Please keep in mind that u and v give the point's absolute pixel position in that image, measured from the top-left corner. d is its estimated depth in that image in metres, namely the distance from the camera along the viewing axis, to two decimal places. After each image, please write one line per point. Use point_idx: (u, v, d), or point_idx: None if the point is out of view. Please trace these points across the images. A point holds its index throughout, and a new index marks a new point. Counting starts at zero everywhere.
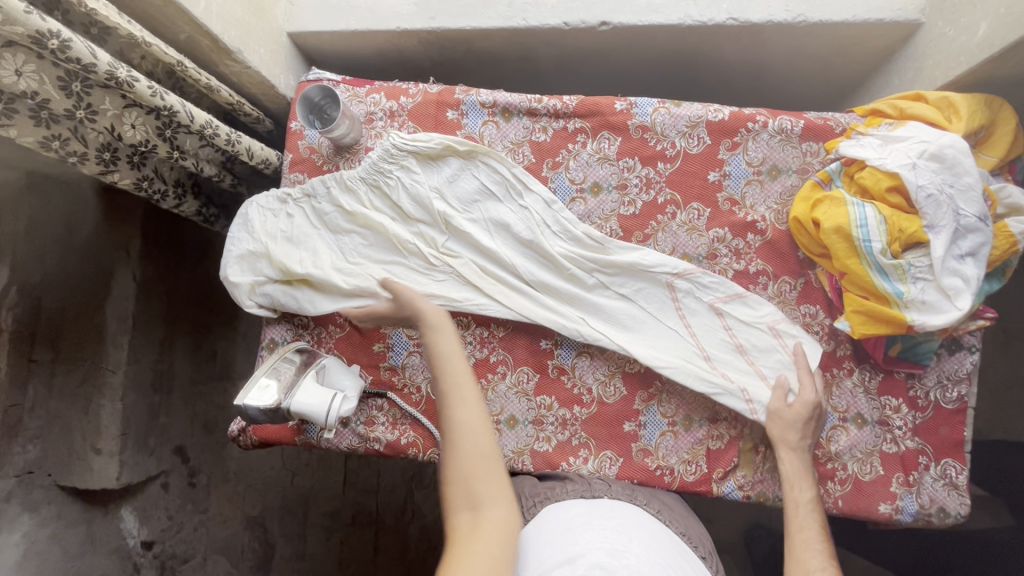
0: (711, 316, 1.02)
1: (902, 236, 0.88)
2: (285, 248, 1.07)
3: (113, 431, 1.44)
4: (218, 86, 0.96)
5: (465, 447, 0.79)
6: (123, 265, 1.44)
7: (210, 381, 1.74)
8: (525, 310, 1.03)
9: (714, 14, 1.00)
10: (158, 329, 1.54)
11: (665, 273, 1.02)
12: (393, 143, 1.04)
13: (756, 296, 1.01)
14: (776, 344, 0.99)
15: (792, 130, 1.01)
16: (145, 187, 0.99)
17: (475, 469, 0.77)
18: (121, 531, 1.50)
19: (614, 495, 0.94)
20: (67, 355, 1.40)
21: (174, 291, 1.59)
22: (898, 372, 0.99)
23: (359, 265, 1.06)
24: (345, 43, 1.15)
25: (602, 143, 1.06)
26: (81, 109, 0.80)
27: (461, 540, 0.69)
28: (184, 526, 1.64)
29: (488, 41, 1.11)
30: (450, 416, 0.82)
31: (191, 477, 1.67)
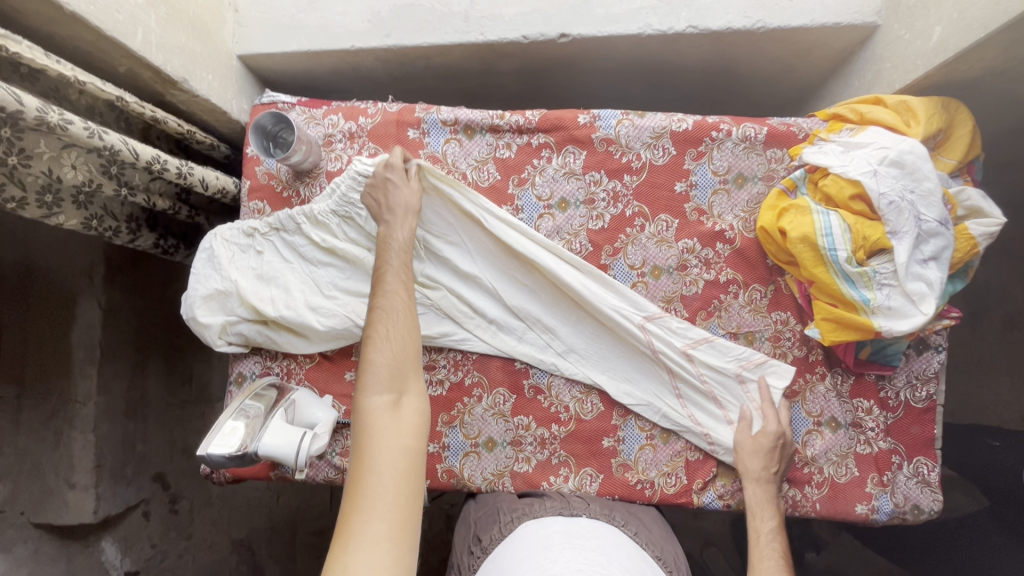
0: (681, 363, 1.01)
1: (866, 243, 0.88)
2: (255, 287, 1.03)
3: (87, 464, 1.40)
4: (165, 117, 0.92)
5: (397, 337, 0.83)
6: (87, 288, 1.38)
7: (186, 405, 1.70)
8: (502, 342, 1.04)
9: (674, 23, 0.99)
10: (128, 356, 1.49)
11: (636, 316, 1.01)
12: (357, 170, 0.98)
13: (724, 340, 1.01)
14: (741, 392, 1.01)
15: (756, 137, 1.01)
16: (93, 226, 0.94)
17: (402, 361, 0.82)
18: (103, 564, 1.46)
19: (592, 514, 0.93)
20: (32, 390, 1.38)
21: (145, 314, 1.54)
22: (870, 374, 1.00)
23: (334, 299, 1.03)
24: (299, 63, 1.11)
25: (567, 157, 1.05)
26: (14, 155, 0.75)
27: (380, 421, 0.77)
28: (168, 554, 1.60)
29: (447, 57, 1.08)
30: (386, 306, 0.86)
31: (172, 504, 1.63)
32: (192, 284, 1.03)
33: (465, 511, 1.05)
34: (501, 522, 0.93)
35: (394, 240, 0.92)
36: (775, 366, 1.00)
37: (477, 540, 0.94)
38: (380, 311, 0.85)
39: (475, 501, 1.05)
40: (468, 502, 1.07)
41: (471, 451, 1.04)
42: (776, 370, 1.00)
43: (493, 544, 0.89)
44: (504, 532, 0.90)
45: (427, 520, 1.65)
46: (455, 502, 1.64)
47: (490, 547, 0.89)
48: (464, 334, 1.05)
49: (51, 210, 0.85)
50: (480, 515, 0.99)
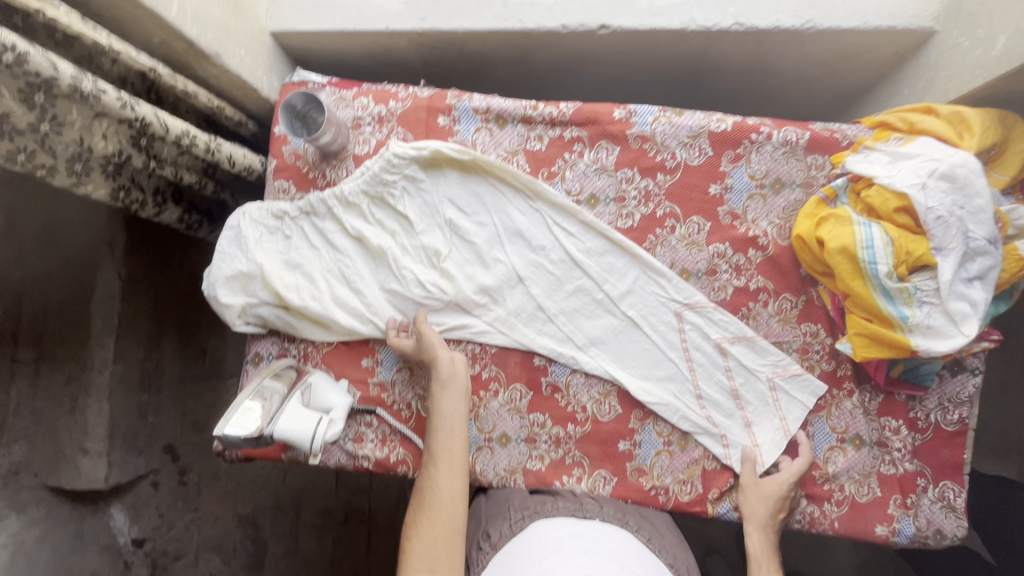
0: (715, 355, 1.00)
1: (909, 258, 0.85)
2: (281, 271, 1.02)
3: (100, 432, 1.42)
4: (197, 91, 0.93)
5: (434, 517, 0.85)
6: (107, 261, 1.39)
7: (199, 380, 1.71)
8: (523, 335, 1.03)
9: (719, 19, 0.96)
10: (144, 327, 1.50)
11: (675, 302, 1.01)
12: (393, 152, 0.99)
13: (764, 342, 0.99)
14: (769, 398, 0.99)
15: (797, 142, 0.98)
16: (121, 197, 0.93)
17: (441, 543, 0.82)
18: (111, 529, 1.52)
19: (606, 518, 0.92)
20: (53, 356, 1.40)
21: (163, 285, 1.55)
22: (899, 394, 0.97)
23: (359, 292, 1.03)
24: (332, 43, 1.09)
25: (599, 153, 1.02)
26: (46, 122, 0.74)
27: None
28: (176, 524, 1.66)
29: (482, 43, 1.06)
30: (428, 487, 0.89)
31: (181, 475, 1.67)
32: (217, 262, 1.02)
33: (475, 506, 1.04)
34: (512, 518, 0.92)
35: (440, 412, 0.94)
36: (797, 375, 0.98)
37: (486, 534, 0.93)
38: (426, 490, 0.89)
39: (486, 496, 1.04)
40: (479, 495, 1.07)
41: (484, 445, 1.03)
42: (805, 383, 0.98)
43: (502, 540, 0.89)
44: (515, 529, 0.89)
45: None
46: None
47: (500, 543, 0.88)
48: (482, 326, 1.03)
49: (80, 179, 0.84)
50: (491, 511, 0.97)
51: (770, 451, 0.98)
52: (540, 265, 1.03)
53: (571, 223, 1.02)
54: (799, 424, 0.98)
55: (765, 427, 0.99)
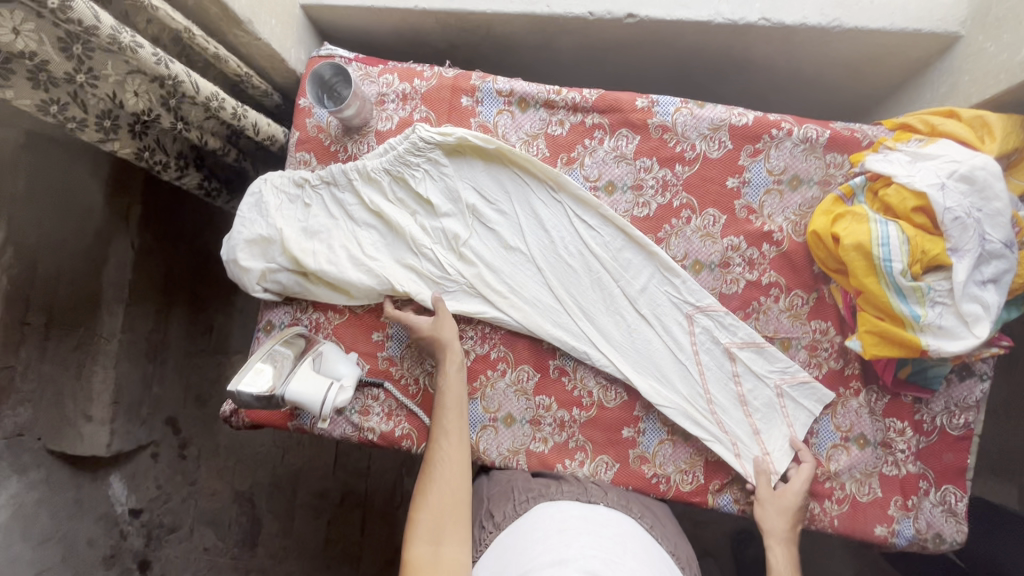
0: (722, 360, 1.01)
1: (924, 258, 0.85)
2: (299, 239, 1.03)
3: (105, 399, 1.43)
4: (226, 56, 0.93)
5: (442, 488, 0.87)
6: (121, 231, 1.41)
7: (204, 355, 1.75)
8: (536, 325, 1.02)
9: (746, 13, 0.97)
10: (153, 298, 1.53)
11: (687, 305, 1.01)
12: (420, 135, 1.00)
13: (773, 348, 0.99)
14: (777, 405, 0.99)
15: (817, 140, 0.98)
16: (145, 157, 0.96)
17: (446, 512, 0.85)
18: (110, 498, 1.51)
19: (610, 504, 0.93)
20: (61, 320, 1.35)
21: (174, 259, 1.59)
22: (905, 396, 0.98)
23: (374, 260, 1.02)
24: (361, 20, 1.10)
25: (619, 140, 1.03)
26: (81, 74, 0.76)
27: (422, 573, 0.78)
28: (172, 496, 1.68)
29: (509, 27, 1.07)
30: (435, 459, 0.91)
31: (181, 449, 1.70)
32: (237, 226, 1.03)
33: (477, 487, 1.04)
34: (515, 500, 0.93)
35: (449, 390, 0.96)
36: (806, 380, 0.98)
37: (488, 514, 0.94)
38: (433, 462, 0.90)
39: (489, 476, 1.04)
40: (481, 476, 1.08)
41: (488, 424, 1.04)
42: (813, 391, 0.98)
43: (506, 521, 0.90)
44: (519, 511, 0.90)
45: None
46: None
47: (504, 523, 0.90)
48: (495, 313, 1.02)
49: (108, 135, 0.87)
50: (493, 491, 0.98)
51: (781, 459, 0.97)
52: (558, 256, 1.04)
53: (590, 216, 1.03)
54: (805, 432, 0.98)
55: (774, 434, 0.99)
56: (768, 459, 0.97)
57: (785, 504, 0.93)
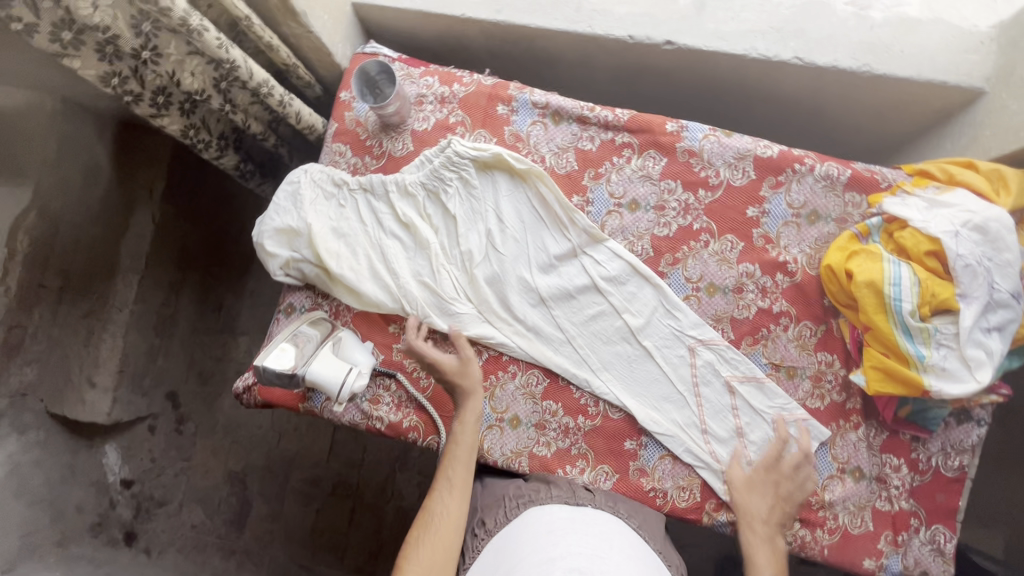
0: (722, 393, 1.03)
1: (933, 300, 0.88)
2: (328, 237, 1.05)
3: (111, 367, 1.46)
4: (278, 46, 0.97)
5: (432, 541, 0.84)
6: (145, 203, 1.47)
7: (210, 334, 1.79)
8: (539, 352, 1.06)
9: (780, 51, 1.01)
10: (168, 272, 1.57)
11: (691, 336, 1.04)
12: (455, 149, 1.05)
13: (774, 385, 1.02)
14: (774, 440, 1.01)
15: (838, 178, 1.02)
16: (190, 135, 0.99)
17: (431, 569, 0.81)
18: (103, 467, 1.55)
19: (597, 506, 0.95)
20: (76, 286, 1.37)
21: (191, 237, 1.63)
22: (904, 433, 1.00)
23: (393, 273, 1.05)
24: (408, 22, 1.14)
25: (647, 161, 1.06)
26: (146, 51, 0.80)
27: None
28: (165, 471, 1.71)
29: (550, 42, 1.11)
30: (432, 510, 0.88)
31: (178, 424, 1.74)
32: (271, 214, 1.06)
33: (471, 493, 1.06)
34: (506, 506, 0.95)
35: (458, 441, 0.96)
36: (802, 416, 1.01)
37: (480, 522, 0.95)
38: (431, 513, 0.88)
39: (483, 485, 1.06)
40: (474, 483, 1.09)
41: (495, 424, 1.06)
42: (809, 429, 1.00)
43: (497, 526, 0.91)
44: (509, 516, 0.92)
45: None
46: None
47: (494, 529, 0.91)
48: (500, 338, 1.06)
49: (160, 111, 0.90)
50: (487, 501, 1.00)
51: None
52: (568, 288, 1.06)
53: (600, 252, 1.06)
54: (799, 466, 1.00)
55: (767, 467, 1.00)
56: None
57: (764, 489, 0.97)
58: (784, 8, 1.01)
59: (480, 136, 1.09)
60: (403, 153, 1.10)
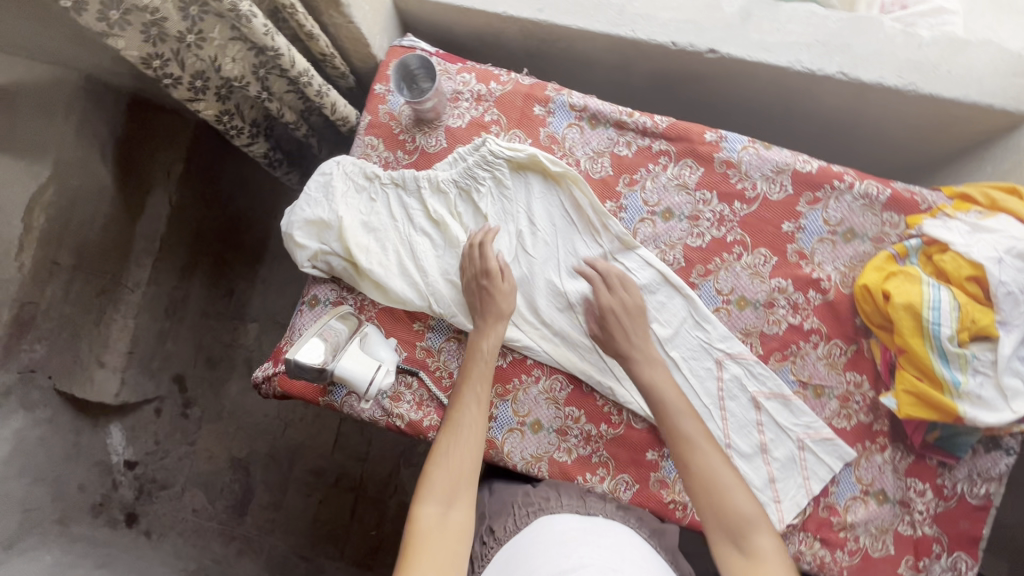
0: (748, 407, 1.02)
1: (973, 326, 0.87)
2: (358, 231, 1.04)
3: (121, 347, 1.45)
4: (318, 35, 0.95)
5: (458, 451, 0.85)
6: (162, 184, 1.47)
7: (221, 318, 1.77)
8: (565, 359, 1.05)
9: (825, 65, 0.99)
10: (180, 256, 1.57)
11: (719, 349, 1.03)
12: (490, 148, 1.04)
13: (801, 403, 1.01)
14: (797, 457, 1.00)
15: (876, 197, 1.00)
16: (223, 121, 0.98)
17: (459, 475, 0.82)
18: (106, 447, 1.54)
19: (608, 515, 0.94)
20: (89, 265, 1.33)
21: (205, 219, 1.63)
22: (931, 459, 0.99)
23: (422, 270, 1.04)
24: (447, 17, 1.13)
25: (683, 169, 1.05)
26: (191, 35, 0.78)
27: (426, 536, 0.75)
28: (169, 453, 1.70)
29: (589, 45, 1.09)
30: (454, 419, 0.90)
31: (185, 408, 1.72)
32: (301, 205, 1.05)
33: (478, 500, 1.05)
34: (516, 513, 0.94)
35: (478, 351, 0.98)
36: (827, 435, 1.00)
37: (489, 529, 0.94)
38: (451, 423, 0.89)
39: (491, 491, 1.05)
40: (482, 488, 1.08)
41: (516, 428, 1.05)
42: (833, 449, 0.99)
43: (507, 535, 0.90)
44: (519, 525, 0.91)
45: None
46: None
47: (505, 538, 0.90)
48: (526, 340, 1.05)
49: (196, 95, 0.89)
50: (495, 507, 0.99)
51: (790, 509, 0.98)
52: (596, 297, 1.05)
53: (631, 259, 1.05)
54: (820, 486, 0.99)
55: (789, 484, 0.99)
56: (778, 508, 0.98)
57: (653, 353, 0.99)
58: (832, 22, 0.99)
59: (514, 135, 1.08)
60: (436, 149, 1.09)
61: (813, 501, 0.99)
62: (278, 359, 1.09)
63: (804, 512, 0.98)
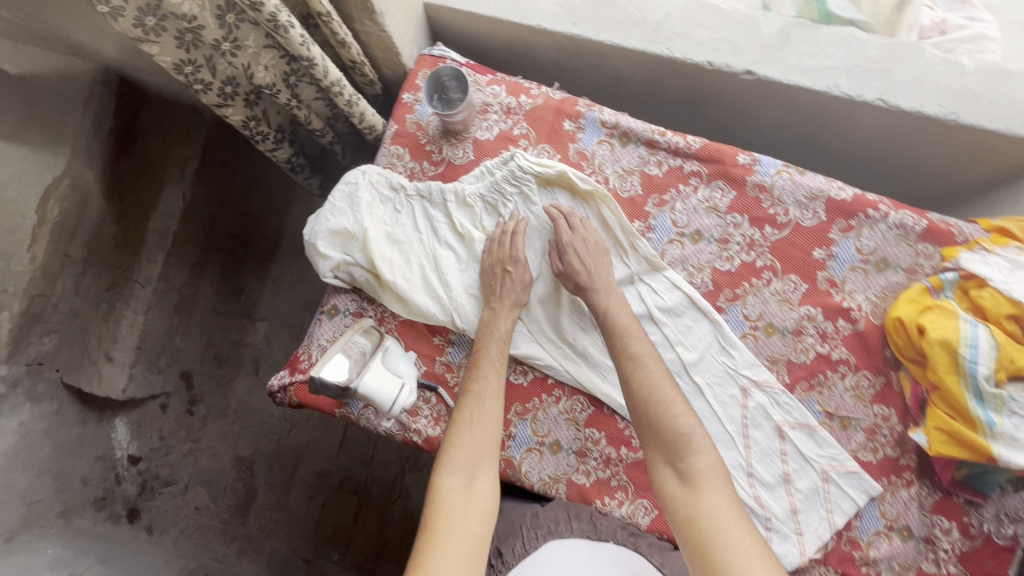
0: (772, 436, 1.00)
1: (1010, 366, 0.85)
2: (382, 242, 1.03)
3: (129, 343, 1.42)
4: (350, 43, 0.93)
5: (478, 424, 0.90)
6: (176, 180, 1.41)
7: (230, 315, 1.74)
8: (587, 380, 1.03)
9: (864, 91, 0.97)
10: (192, 253, 1.53)
11: (744, 376, 1.01)
12: (519, 163, 1.02)
13: (826, 433, 0.99)
14: (820, 489, 0.98)
15: (912, 227, 0.98)
16: (250, 126, 0.96)
17: (481, 447, 0.88)
18: (111, 441, 1.50)
19: (619, 541, 0.94)
20: (101, 258, 1.32)
21: (218, 219, 1.59)
22: (958, 496, 0.97)
23: (446, 284, 1.03)
24: (478, 28, 1.11)
25: (714, 192, 1.03)
26: (226, 42, 0.77)
27: (451, 502, 0.80)
28: (173, 450, 1.65)
29: (622, 61, 1.07)
30: (474, 392, 0.94)
31: (190, 404, 1.69)
32: (325, 215, 1.03)
33: None
34: (524, 536, 0.93)
35: (496, 330, 0.99)
36: (853, 468, 0.98)
37: (497, 551, 0.94)
38: (472, 397, 0.93)
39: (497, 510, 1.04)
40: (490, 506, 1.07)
41: (534, 447, 1.03)
42: (858, 482, 0.97)
43: (515, 559, 0.90)
44: (528, 548, 0.91)
45: None
46: None
47: (512, 561, 0.90)
48: (547, 359, 1.04)
49: (225, 101, 0.87)
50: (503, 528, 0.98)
51: (812, 542, 0.96)
52: None
53: (658, 281, 1.03)
54: (844, 519, 0.96)
55: (810, 517, 0.97)
56: (799, 540, 0.96)
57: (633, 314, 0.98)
58: (872, 47, 0.98)
59: (543, 150, 1.06)
60: (462, 161, 1.07)
61: (835, 534, 0.97)
62: (294, 368, 1.06)
63: (826, 545, 0.96)
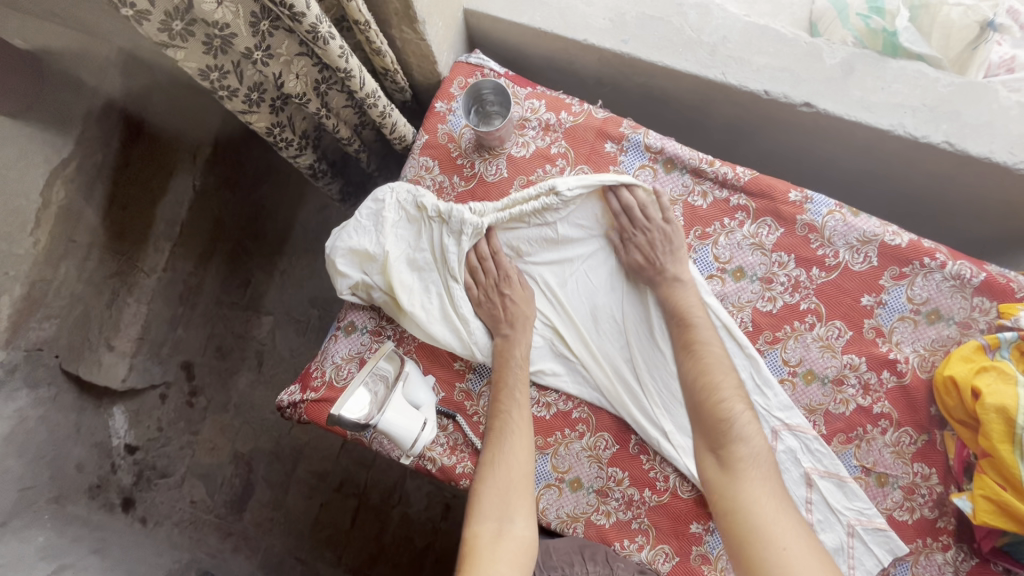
0: (800, 484, 0.95)
1: None
2: (403, 264, 0.98)
3: (133, 333, 1.35)
4: (385, 51, 0.87)
5: (503, 462, 0.88)
6: (187, 167, 1.37)
7: (235, 308, 1.64)
8: (617, 403, 0.97)
9: (930, 132, 0.91)
10: (200, 243, 1.46)
11: (777, 418, 0.96)
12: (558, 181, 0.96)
13: (857, 486, 0.94)
14: (845, 543, 0.93)
15: (969, 279, 0.93)
16: (275, 134, 0.90)
17: (510, 485, 0.86)
18: (108, 429, 1.39)
19: None
20: (107, 245, 1.24)
21: (226, 207, 1.52)
22: (997, 564, 0.91)
23: (465, 319, 0.97)
24: (521, 38, 1.05)
25: (760, 228, 0.98)
26: (258, 50, 0.71)
27: (485, 549, 0.79)
28: (171, 441, 1.54)
29: (672, 83, 1.01)
30: (499, 425, 0.91)
31: (190, 397, 1.56)
32: (350, 232, 0.98)
33: None
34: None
35: (512, 356, 0.96)
36: (880, 523, 0.93)
37: None
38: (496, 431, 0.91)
39: None
40: None
41: (554, 483, 0.98)
42: (884, 538, 0.92)
43: None
44: None
45: (425, 503, 1.63)
46: (458, 495, 1.63)
47: None
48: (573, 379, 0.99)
49: (251, 108, 0.81)
50: None
51: None
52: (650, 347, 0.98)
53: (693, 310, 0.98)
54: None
55: None
56: None
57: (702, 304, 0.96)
58: (941, 86, 0.92)
59: (581, 171, 1.00)
60: (495, 178, 1.01)
61: None
62: (306, 385, 1.00)
63: None
